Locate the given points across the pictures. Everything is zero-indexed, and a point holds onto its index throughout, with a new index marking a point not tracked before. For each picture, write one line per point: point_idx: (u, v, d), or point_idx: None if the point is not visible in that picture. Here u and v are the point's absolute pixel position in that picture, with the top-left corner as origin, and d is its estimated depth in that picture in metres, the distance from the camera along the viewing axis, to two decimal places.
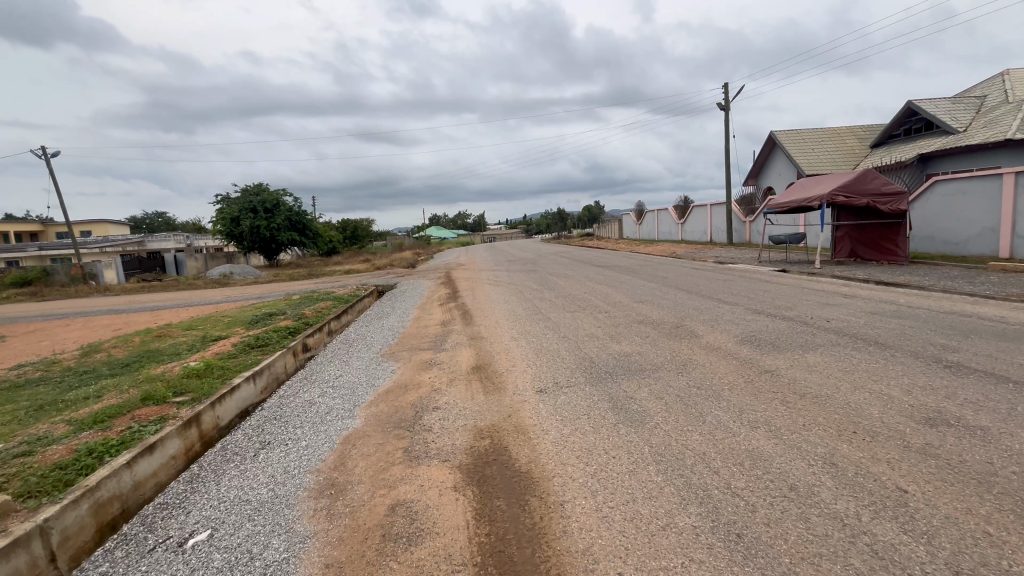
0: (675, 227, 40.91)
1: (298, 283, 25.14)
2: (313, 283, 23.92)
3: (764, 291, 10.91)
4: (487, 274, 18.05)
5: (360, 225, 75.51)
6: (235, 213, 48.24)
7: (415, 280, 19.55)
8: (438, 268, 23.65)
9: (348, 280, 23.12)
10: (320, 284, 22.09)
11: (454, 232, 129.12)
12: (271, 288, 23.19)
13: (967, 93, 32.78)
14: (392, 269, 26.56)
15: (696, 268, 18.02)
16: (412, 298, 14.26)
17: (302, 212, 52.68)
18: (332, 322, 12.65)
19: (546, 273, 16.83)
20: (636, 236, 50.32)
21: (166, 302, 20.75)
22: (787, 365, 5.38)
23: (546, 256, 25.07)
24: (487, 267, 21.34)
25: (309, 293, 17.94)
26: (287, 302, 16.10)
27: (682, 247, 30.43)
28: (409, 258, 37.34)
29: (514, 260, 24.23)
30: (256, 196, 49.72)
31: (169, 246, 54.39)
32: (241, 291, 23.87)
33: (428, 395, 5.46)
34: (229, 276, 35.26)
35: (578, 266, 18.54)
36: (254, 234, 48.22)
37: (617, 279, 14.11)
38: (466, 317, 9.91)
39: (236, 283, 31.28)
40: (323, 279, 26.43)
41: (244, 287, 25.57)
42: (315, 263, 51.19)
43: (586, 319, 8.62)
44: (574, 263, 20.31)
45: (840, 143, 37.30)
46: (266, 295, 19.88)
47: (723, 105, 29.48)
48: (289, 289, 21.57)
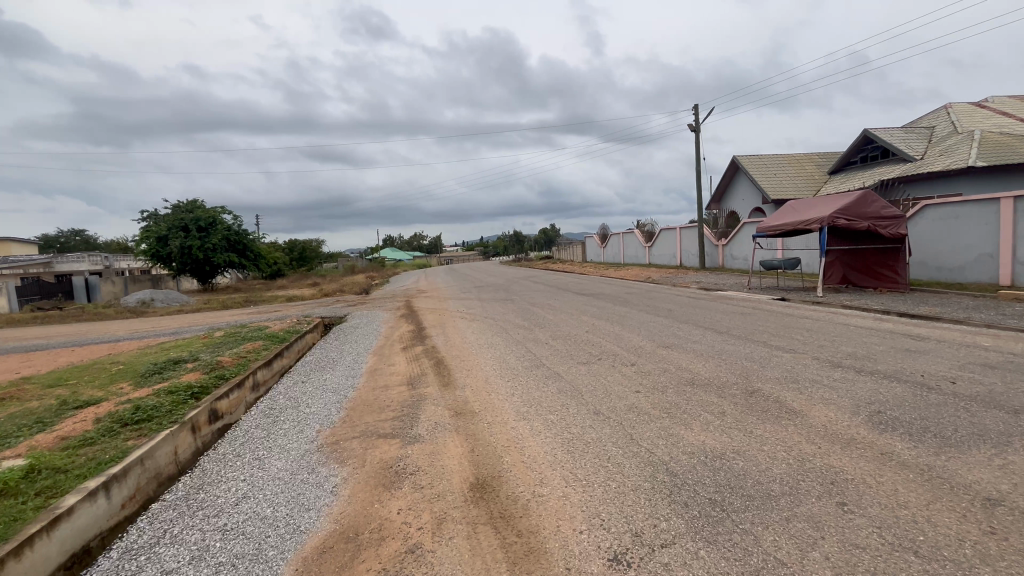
0: (642, 250, 39.95)
1: (229, 313, 21.55)
2: (246, 313, 20.39)
3: (799, 327, 9.14)
4: (455, 304, 15.54)
5: (309, 246, 70.86)
6: (163, 232, 43.16)
7: (370, 311, 16.65)
8: (396, 295, 20.92)
9: (289, 310, 19.86)
10: (255, 315, 18.77)
11: (410, 254, 125.16)
12: (193, 320, 19.56)
13: (917, 124, 33.92)
14: (342, 296, 23.45)
15: (686, 294, 16.42)
16: (366, 337, 11.46)
17: (242, 231, 48.19)
18: (258, 373, 9.66)
19: (525, 302, 14.56)
20: (600, 259, 49.22)
21: (52, 339, 16.77)
22: (1008, 485, 3.24)
23: (517, 282, 22.85)
24: (453, 295, 18.84)
25: (237, 328, 14.70)
26: (205, 343, 12.83)
27: (656, 272, 29.10)
28: (362, 283, 34.08)
29: (482, 286, 21.84)
30: (188, 213, 44.94)
31: (84, 268, 48.12)
32: (155, 323, 20.04)
33: (402, 571, 2.86)
34: (149, 303, 30.69)
35: (559, 295, 16.40)
36: (184, 256, 43.20)
37: (611, 311, 12.08)
38: (440, 371, 7.33)
39: (154, 312, 26.94)
40: (261, 308, 22.93)
41: (160, 319, 21.67)
42: (255, 288, 46.58)
43: (611, 377, 6.28)
44: (551, 289, 18.20)
45: (800, 169, 37.79)
46: (184, 330, 16.38)
47: (694, 127, 28.86)
48: (215, 321, 18.11)
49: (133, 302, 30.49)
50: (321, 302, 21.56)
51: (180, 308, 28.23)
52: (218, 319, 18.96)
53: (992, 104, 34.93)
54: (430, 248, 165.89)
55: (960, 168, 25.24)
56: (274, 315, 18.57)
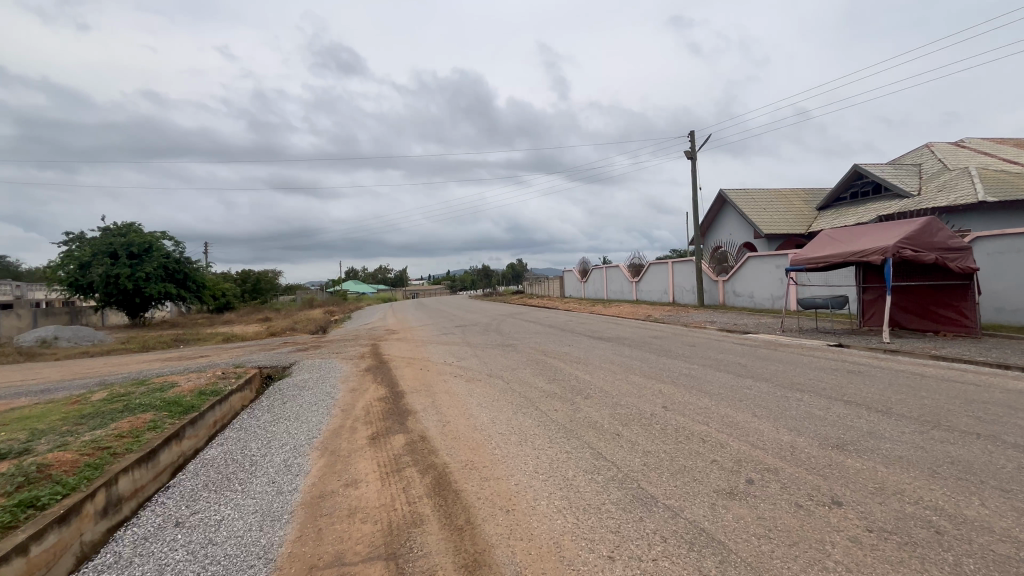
0: (628, 285, 37.49)
1: (140, 358, 16.97)
2: (162, 359, 15.91)
3: (978, 399, 6.07)
4: (438, 351, 11.92)
5: (263, 278, 65.33)
6: (85, 259, 37.48)
7: (323, 360, 12.65)
8: (358, 337, 16.97)
9: (218, 356, 15.52)
10: (168, 364, 14.39)
11: (374, 287, 119.64)
12: (86, 369, 14.99)
13: (903, 161, 33.38)
14: (291, 337, 19.35)
15: (722, 338, 13.47)
16: (313, 406, 7.65)
17: (184, 260, 42.93)
18: (116, 482, 5.67)
19: (531, 350, 11.15)
20: (581, 295, 46.56)
21: None
22: None
23: (505, 320, 19.42)
24: (430, 336, 15.18)
25: (129, 387, 10.43)
26: (66, 415, 8.59)
27: (653, 310, 26.39)
28: (318, 319, 29.75)
29: (465, 325, 18.31)
30: (120, 237, 39.54)
31: None
32: (35, 372, 15.30)
33: None
34: (51, 341, 25.30)
35: (567, 339, 13.10)
36: (109, 285, 37.50)
37: (661, 365, 8.79)
38: (448, 510, 3.73)
39: (52, 354, 21.81)
40: (186, 351, 18.50)
41: (47, 365, 16.87)
42: (194, 323, 41.03)
43: (846, 559, 2.82)
44: (555, 331, 14.85)
45: (787, 204, 36.64)
46: (60, 387, 11.91)
47: (690, 153, 27.12)
48: (112, 372, 13.67)
49: (29, 340, 25.03)
50: (263, 345, 17.34)
51: (87, 349, 23.12)
52: (119, 368, 14.46)
53: (970, 145, 35.01)
54: (395, 281, 160.55)
55: (967, 203, 24.04)
56: (194, 363, 14.16)
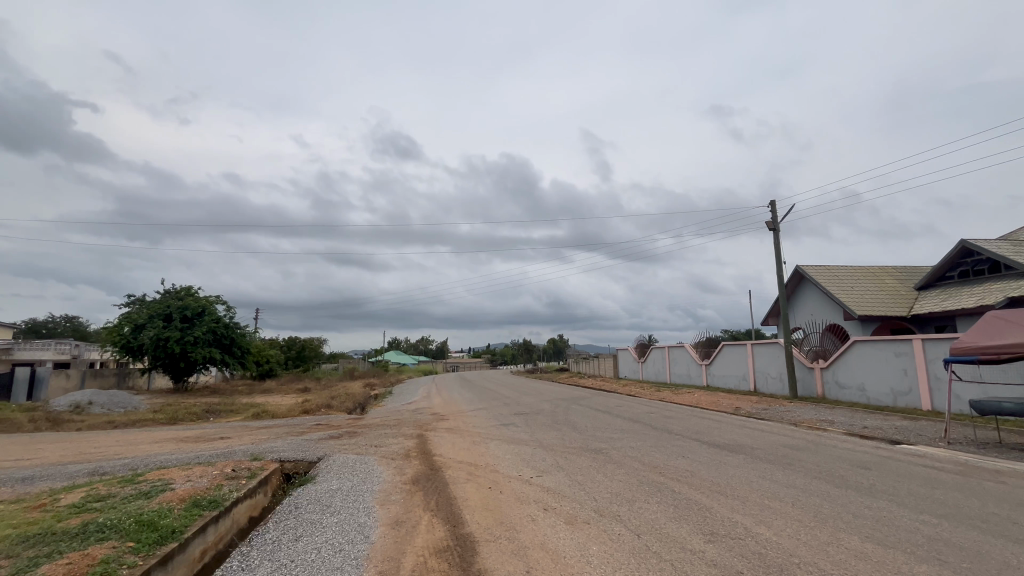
0: (696, 368, 33.58)
1: (157, 434, 14.94)
2: (178, 438, 13.80)
3: None
4: (503, 453, 9.19)
5: (308, 345, 65.15)
6: (139, 321, 37.78)
7: (357, 456, 9.98)
8: (401, 422, 14.37)
9: (239, 439, 13.25)
10: (180, 448, 12.18)
11: (415, 359, 118.32)
12: (92, 448, 13.00)
13: (1018, 236, 29.08)
14: (326, 416, 17.03)
15: (880, 451, 10.00)
16: (334, 558, 4.90)
17: (233, 325, 42.80)
18: None
19: (632, 462, 8.18)
20: (638, 376, 42.61)
21: None
22: None
23: (570, 408, 16.42)
24: (487, 428, 12.49)
25: (114, 487, 8.14)
26: (9, 534, 6.24)
27: (737, 401, 22.55)
28: (358, 393, 27.57)
29: (524, 412, 15.47)
30: (176, 300, 40.00)
31: (46, 357, 42.67)
32: (42, 446, 13.52)
33: None
34: (84, 406, 24.20)
35: (670, 443, 10.03)
36: (157, 348, 37.38)
37: (867, 511, 5.61)
38: None
39: (79, 422, 20.43)
40: (211, 427, 16.49)
41: (60, 439, 15.11)
42: (234, 391, 39.89)
43: None
44: (644, 429, 11.79)
45: (878, 282, 32.50)
46: (44, 476, 9.76)
47: (771, 224, 24.52)
48: (115, 456, 11.59)
49: (63, 405, 23.99)
50: (293, 426, 15.01)
51: (116, 417, 21.67)
52: (125, 450, 12.36)
53: None
54: (436, 353, 159.44)
55: None
56: (206, 449, 11.83)
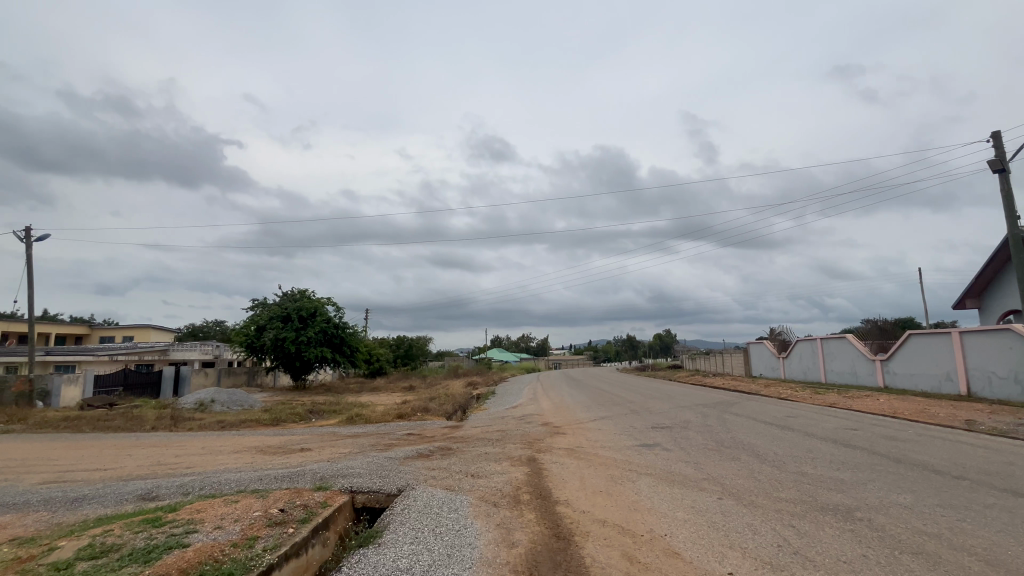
0: (865, 366, 26.69)
1: (246, 440, 13.63)
2: (261, 447, 12.27)
3: None
4: (672, 510, 5.59)
5: (415, 344, 66.53)
6: (262, 322, 40.05)
7: (447, 494, 6.98)
8: (506, 435, 11.39)
9: (320, 452, 11.17)
10: (253, 464, 10.31)
11: (517, 357, 117.53)
12: (175, 455, 11.80)
13: None
14: (421, 423, 14.77)
15: None
16: None
17: (343, 325, 43.92)
18: None
19: (956, 555, 4.14)
20: (779, 375, 35.87)
21: None
22: None
23: (726, 421, 12.30)
24: (623, 451, 8.97)
25: (130, 530, 6.03)
26: None
27: (957, 410, 16.38)
28: (461, 394, 25.54)
29: (665, 425, 11.71)
30: (293, 302, 41.84)
31: (193, 358, 47.80)
32: (136, 451, 12.84)
33: None
34: (206, 404, 24.94)
35: (969, 498, 5.70)
36: (277, 348, 39.41)
37: None
38: None
39: (196, 421, 20.75)
40: (305, 432, 15.07)
41: (161, 441, 14.52)
42: (345, 389, 40.84)
43: None
44: (884, 464, 7.40)
45: None
46: (94, 499, 8.20)
47: (995, 166, 17.71)
48: (185, 470, 10.00)
49: (190, 402, 25.07)
50: (383, 436, 12.79)
51: (230, 416, 21.85)
52: (201, 462, 10.84)
53: None
54: (538, 350, 158.14)
55: None
56: (277, 467, 9.77)
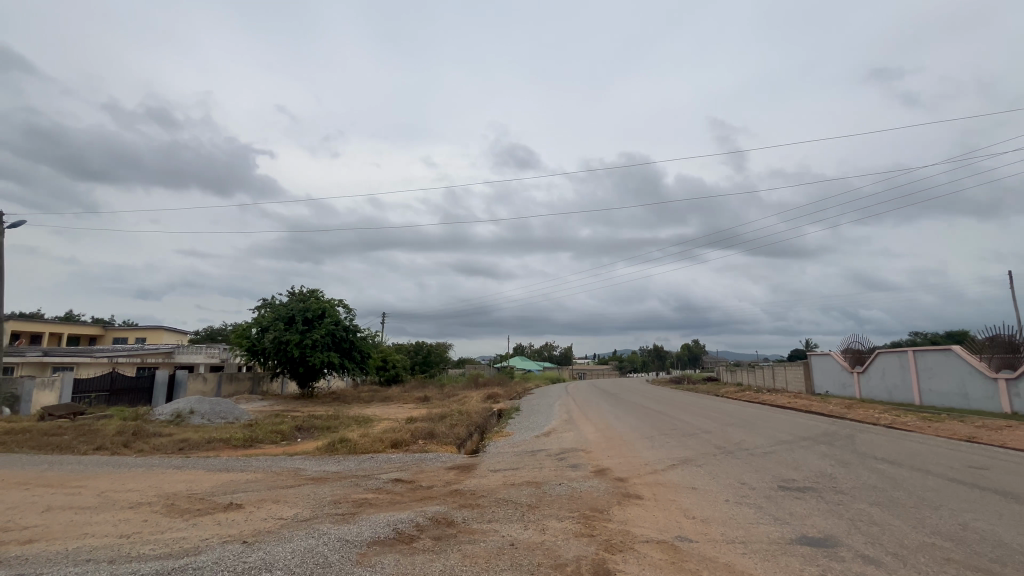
0: (982, 386, 21.34)
1: (169, 480, 9.59)
2: (177, 497, 8.23)
3: None
4: None
5: (434, 350, 62.75)
6: (265, 323, 36.80)
7: None
8: (542, 495, 7.06)
9: (246, 516, 7.02)
10: (127, 541, 6.24)
11: (541, 366, 112.78)
12: (38, 509, 7.78)
13: None
14: (419, 460, 10.56)
15: None
16: None
17: (354, 328, 40.36)
18: None
19: None
20: (853, 393, 30.40)
21: None
22: None
23: (892, 476, 7.71)
24: (782, 563, 4.53)
25: None
26: None
27: None
28: (480, 410, 21.25)
29: (800, 485, 7.22)
30: (299, 302, 38.50)
31: (198, 361, 44.94)
32: (12, 492, 9.01)
33: None
34: (183, 416, 21.36)
35: None
36: (281, 352, 36.11)
37: None
38: None
39: (158, 439, 17.05)
40: (261, 465, 11.00)
41: (71, 472, 10.67)
42: (354, 399, 37.18)
43: None
44: None
45: None
46: None
47: None
48: (9, 552, 5.97)
49: (166, 413, 21.55)
50: (358, 483, 8.62)
51: (200, 433, 18.07)
52: (54, 530, 6.78)
53: None
54: (562, 359, 152.92)
55: None
56: (152, 556, 5.65)
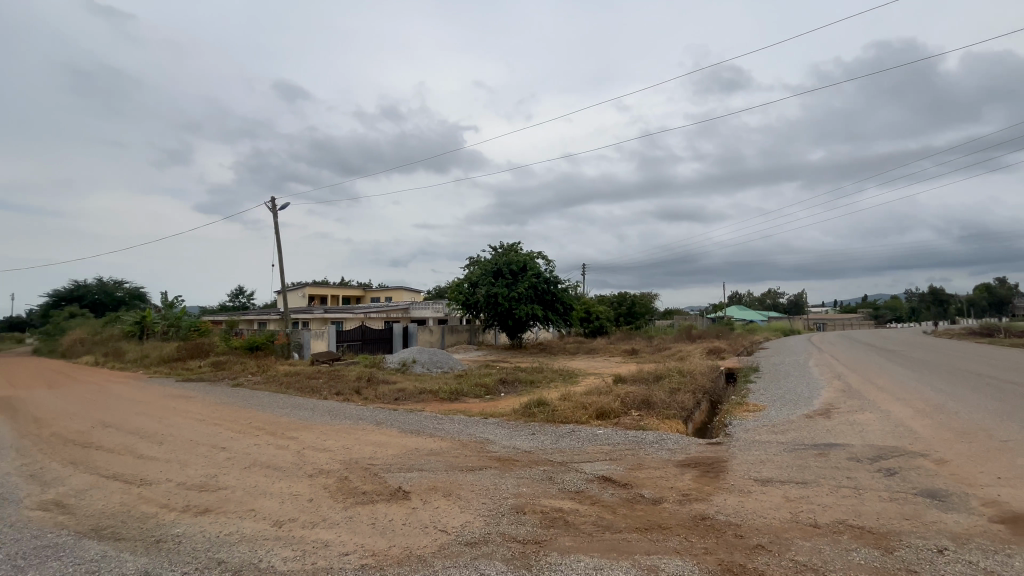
0: None
1: (361, 441, 8.86)
2: (355, 467, 7.15)
3: None
4: None
5: (639, 301, 58.80)
6: (475, 278, 38.65)
7: None
8: None
9: (406, 518, 5.19)
10: (273, 535, 4.98)
11: (766, 316, 97.51)
12: (241, 465, 7.56)
13: None
14: (635, 444, 7.63)
15: None
16: None
17: (555, 279, 39.49)
18: None
19: None
20: None
21: (18, 471, 7.95)
22: None
23: None
24: None
25: None
26: None
27: None
28: (703, 369, 17.23)
29: None
30: (502, 256, 39.24)
31: (428, 315, 50.98)
32: (244, 438, 9.46)
33: None
34: (408, 365, 23.12)
35: None
36: (490, 306, 37.60)
37: None
38: None
39: (384, 386, 18.36)
40: (454, 429, 9.70)
41: (296, 421, 11.13)
42: (560, 351, 36.61)
43: None
44: None
45: None
46: None
47: None
48: (178, 528, 5.30)
49: (395, 362, 23.68)
50: (552, 479, 6.17)
51: (418, 382, 18.94)
52: (231, 499, 6.12)
53: None
54: (792, 308, 130.35)
55: None
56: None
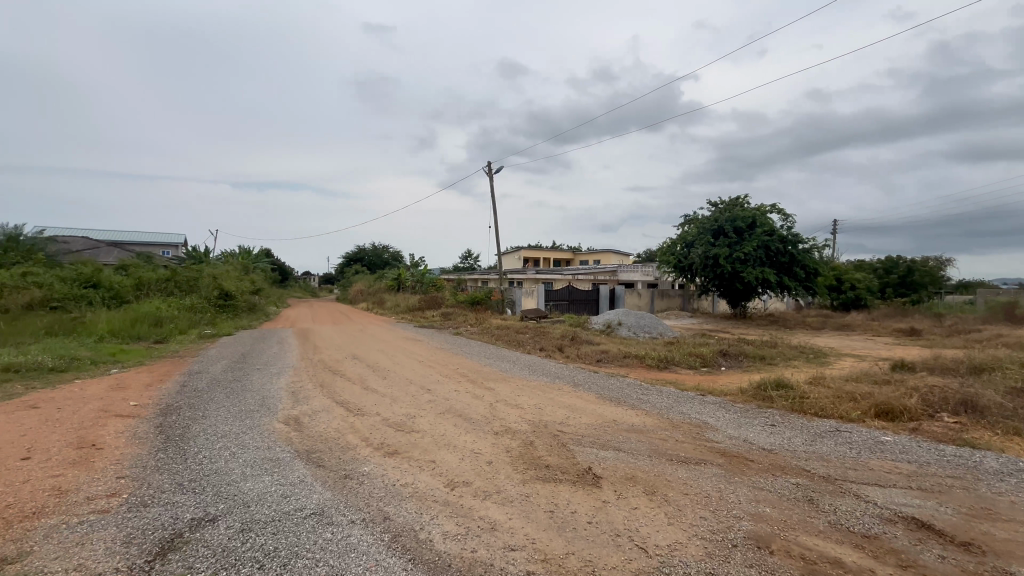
0: None
1: (553, 403, 8.00)
2: (543, 432, 6.26)
3: None
4: None
5: (920, 266, 44.56)
6: (690, 238, 34.62)
7: None
8: None
9: (592, 516, 3.92)
10: (444, 499, 4.34)
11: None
12: (438, 411, 7.51)
13: None
14: (966, 471, 4.74)
15: None
16: None
17: (795, 238, 32.43)
18: None
19: None
20: None
21: (286, 387, 9.68)
22: None
23: None
24: None
25: None
26: None
27: None
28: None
29: None
30: (725, 212, 34.00)
31: (636, 279, 48.67)
32: (448, 383, 9.70)
33: None
34: (614, 327, 21.89)
35: None
36: (707, 268, 33.27)
37: None
38: None
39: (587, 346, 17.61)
40: (661, 403, 8.05)
41: (497, 372, 11.10)
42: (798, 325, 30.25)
43: None
44: None
45: None
46: (161, 508, 4.38)
47: None
48: (366, 466, 5.20)
49: (600, 322, 22.66)
50: (814, 503, 4.06)
51: (623, 345, 17.59)
52: (419, 445, 5.88)
53: None
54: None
55: None
56: (432, 563, 3.32)
